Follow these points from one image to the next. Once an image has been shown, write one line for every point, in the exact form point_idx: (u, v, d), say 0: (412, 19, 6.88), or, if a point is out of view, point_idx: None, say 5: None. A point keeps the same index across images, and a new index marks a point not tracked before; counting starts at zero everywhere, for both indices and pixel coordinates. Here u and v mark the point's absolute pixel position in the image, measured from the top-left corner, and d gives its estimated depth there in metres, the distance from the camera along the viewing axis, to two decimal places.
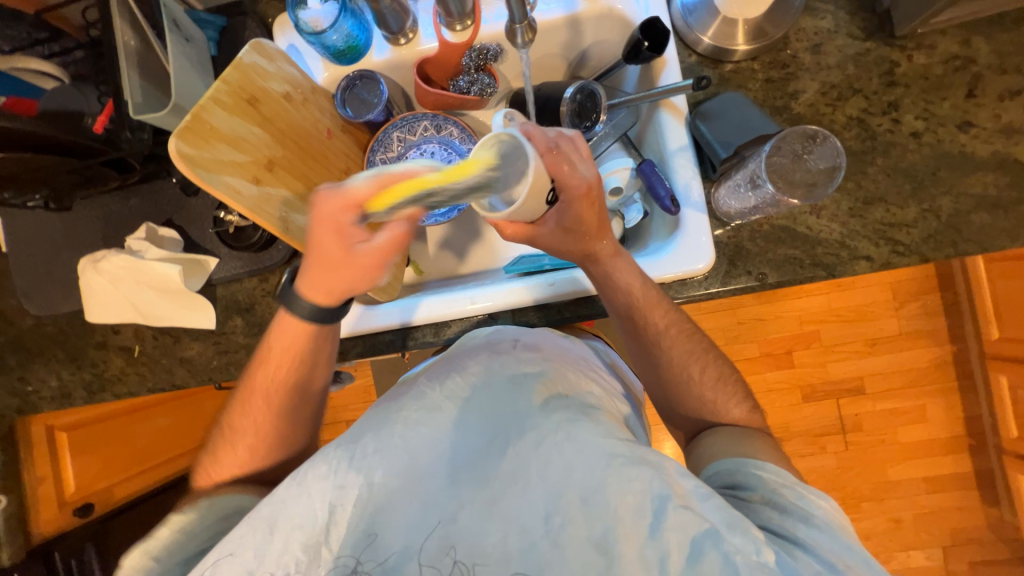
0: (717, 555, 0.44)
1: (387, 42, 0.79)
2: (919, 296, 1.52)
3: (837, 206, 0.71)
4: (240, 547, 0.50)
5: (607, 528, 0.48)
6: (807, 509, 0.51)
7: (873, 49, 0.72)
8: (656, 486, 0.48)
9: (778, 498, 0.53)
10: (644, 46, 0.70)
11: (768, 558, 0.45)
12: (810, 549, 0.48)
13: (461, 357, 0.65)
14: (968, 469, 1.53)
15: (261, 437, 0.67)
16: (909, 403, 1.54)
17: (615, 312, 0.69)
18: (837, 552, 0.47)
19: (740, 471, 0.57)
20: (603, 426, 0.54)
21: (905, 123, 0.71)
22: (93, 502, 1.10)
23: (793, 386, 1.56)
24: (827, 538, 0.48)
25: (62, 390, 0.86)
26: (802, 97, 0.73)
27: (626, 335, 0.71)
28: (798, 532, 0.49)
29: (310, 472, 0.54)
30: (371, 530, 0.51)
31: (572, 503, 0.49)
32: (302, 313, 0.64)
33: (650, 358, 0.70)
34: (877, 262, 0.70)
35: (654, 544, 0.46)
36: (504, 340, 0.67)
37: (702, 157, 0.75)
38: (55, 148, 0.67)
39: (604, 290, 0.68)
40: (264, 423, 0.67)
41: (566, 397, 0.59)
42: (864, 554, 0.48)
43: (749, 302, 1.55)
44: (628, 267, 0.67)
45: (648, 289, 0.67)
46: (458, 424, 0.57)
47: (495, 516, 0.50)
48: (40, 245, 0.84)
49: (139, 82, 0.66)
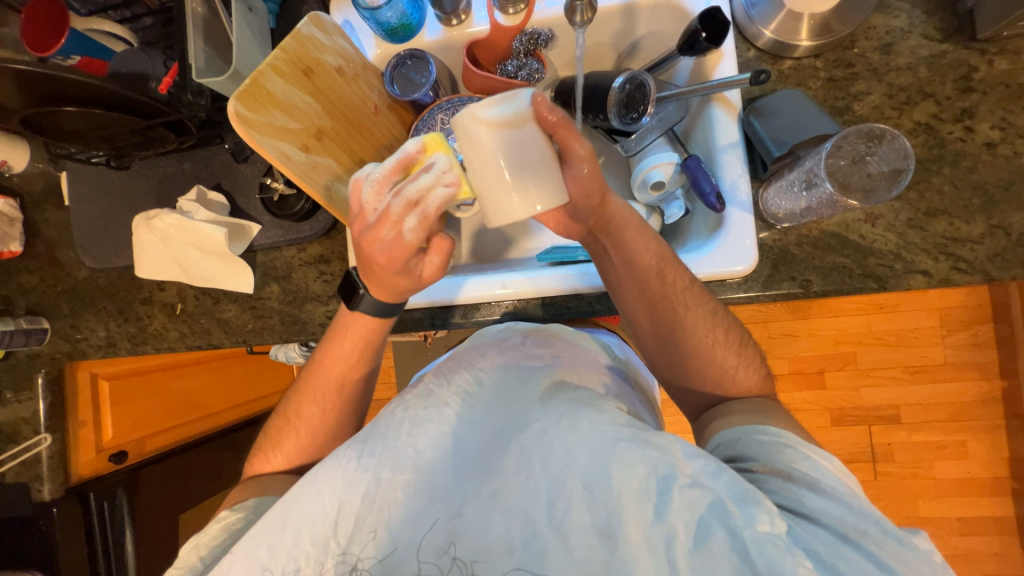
0: (723, 531, 0.44)
1: (439, 23, 0.80)
2: (971, 325, 1.42)
3: (895, 215, 0.67)
4: (256, 547, 0.52)
5: (611, 513, 0.47)
6: (813, 474, 0.49)
7: (950, 52, 0.68)
8: (660, 466, 0.47)
9: (781, 464, 0.50)
10: (701, 37, 0.67)
11: (780, 528, 0.43)
12: (818, 519, 0.45)
13: (471, 354, 0.66)
14: (1009, 514, 1.43)
15: (323, 428, 0.72)
16: (949, 437, 1.45)
17: (624, 281, 0.66)
18: (849, 518, 0.45)
19: (740, 440, 0.54)
20: (607, 414, 0.53)
21: (979, 133, 0.66)
22: (127, 450, 1.13)
23: (822, 408, 1.49)
24: (837, 504, 0.46)
25: (108, 340, 0.90)
26: (867, 99, 0.70)
27: (643, 309, 0.66)
28: (805, 501, 0.46)
29: (323, 470, 0.54)
30: (377, 528, 0.51)
31: (575, 491, 0.48)
32: (366, 310, 0.68)
33: (666, 334, 0.66)
34: (934, 278, 0.66)
35: (659, 527, 0.45)
36: (513, 336, 0.70)
37: (754, 154, 0.72)
38: (124, 107, 0.71)
39: (615, 257, 0.66)
40: (324, 417, 0.72)
41: (570, 390, 0.59)
42: (876, 515, 0.45)
43: (782, 316, 1.49)
44: (641, 232, 0.65)
45: (663, 248, 0.65)
46: (462, 418, 0.57)
47: (498, 507, 0.50)
48: (99, 201, 0.88)
49: (202, 48, 0.69)
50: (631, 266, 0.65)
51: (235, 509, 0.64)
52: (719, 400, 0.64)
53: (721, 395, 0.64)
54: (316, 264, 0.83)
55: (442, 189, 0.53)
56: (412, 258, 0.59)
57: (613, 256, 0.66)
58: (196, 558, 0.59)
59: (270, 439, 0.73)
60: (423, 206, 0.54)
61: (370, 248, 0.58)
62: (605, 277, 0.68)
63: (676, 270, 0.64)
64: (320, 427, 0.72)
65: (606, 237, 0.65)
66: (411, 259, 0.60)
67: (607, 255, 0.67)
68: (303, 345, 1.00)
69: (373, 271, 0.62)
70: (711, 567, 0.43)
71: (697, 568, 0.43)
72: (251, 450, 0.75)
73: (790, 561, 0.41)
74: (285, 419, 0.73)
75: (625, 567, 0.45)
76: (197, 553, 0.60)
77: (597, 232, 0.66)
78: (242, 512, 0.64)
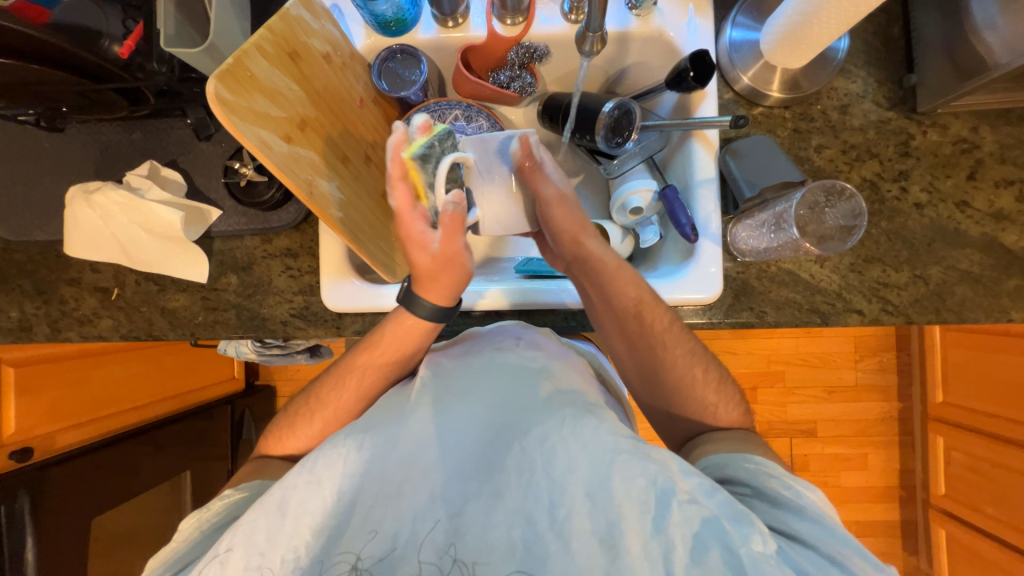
0: (720, 548, 0.45)
1: (435, 22, 0.77)
2: (878, 352, 1.61)
3: (840, 259, 0.75)
4: (247, 538, 0.47)
5: (612, 522, 0.47)
6: (797, 499, 0.53)
7: (893, 119, 0.77)
8: (660, 481, 0.47)
9: (768, 490, 0.54)
10: (689, 75, 0.71)
11: (771, 548, 0.45)
12: (807, 541, 0.49)
13: (465, 350, 0.64)
14: (895, 518, 1.65)
15: (340, 419, 0.68)
16: (854, 450, 1.64)
17: (605, 315, 0.69)
18: (832, 542, 0.48)
19: (729, 465, 0.58)
20: (609, 423, 0.52)
21: (911, 193, 0.76)
22: (33, 447, 1.00)
23: (753, 420, 1.63)
24: (819, 527, 0.50)
25: (22, 323, 0.79)
26: (824, 152, 0.77)
27: (625, 342, 0.69)
28: (792, 524, 0.50)
29: (321, 458, 0.51)
30: (379, 526, 0.49)
31: (576, 498, 0.49)
32: (422, 314, 0.65)
33: (644, 368, 0.70)
34: (867, 317, 0.75)
35: (658, 538, 0.46)
36: (506, 337, 0.65)
37: (726, 192, 0.77)
38: (70, 66, 0.63)
39: (596, 295, 0.69)
40: (346, 408, 0.68)
41: (570, 394, 0.57)
42: (853, 541, 0.49)
43: (725, 335, 1.61)
44: (619, 273, 0.67)
45: (643, 287, 0.67)
46: (462, 416, 0.55)
47: (500, 508, 0.50)
48: (22, 165, 0.77)
49: (173, 14, 0.62)
50: (609, 303, 0.68)
51: (240, 489, 0.60)
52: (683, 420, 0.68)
53: (684, 414, 0.69)
54: (283, 258, 0.78)
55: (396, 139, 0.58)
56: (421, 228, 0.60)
57: (593, 292, 0.69)
58: (200, 531, 0.55)
59: (289, 418, 0.69)
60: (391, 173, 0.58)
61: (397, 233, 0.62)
62: (587, 311, 0.72)
63: (655, 308, 0.67)
64: (336, 417, 0.67)
65: (584, 273, 0.69)
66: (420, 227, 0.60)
67: (588, 293, 0.70)
68: (256, 340, 0.93)
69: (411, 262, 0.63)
70: None
71: None
72: (268, 426, 0.71)
73: None
74: (310, 402, 0.68)
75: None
76: (200, 526, 0.55)
77: (579, 267, 0.70)
78: (247, 491, 0.59)
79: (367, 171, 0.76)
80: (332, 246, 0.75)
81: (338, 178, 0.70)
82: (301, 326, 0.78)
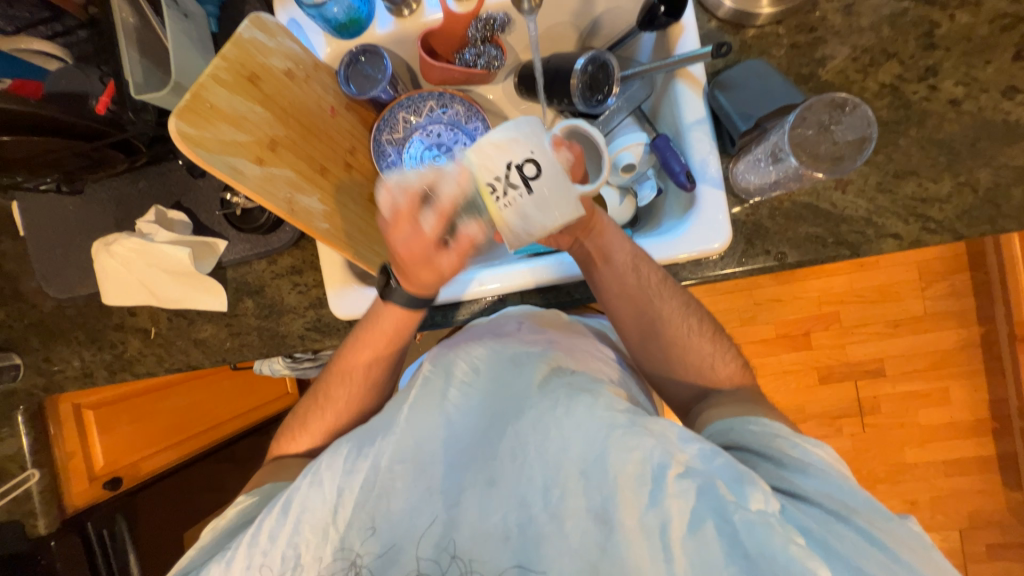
0: (715, 517, 0.43)
1: (389, 14, 0.76)
2: (948, 275, 1.45)
3: (865, 180, 0.67)
4: (258, 535, 0.52)
5: (606, 496, 0.46)
6: (802, 458, 0.49)
7: (911, 9, 0.67)
8: (656, 455, 0.46)
9: (773, 453, 0.50)
10: (660, 11, 0.65)
11: (774, 507, 0.43)
12: (810, 498, 0.46)
13: (464, 340, 0.63)
14: (990, 453, 1.49)
15: (350, 411, 0.72)
16: (930, 385, 1.49)
17: (605, 279, 0.67)
18: (837, 497, 0.45)
19: (733, 430, 0.54)
20: (605, 399, 0.51)
21: (943, 90, 0.66)
22: (121, 476, 1.12)
23: (809, 367, 1.52)
24: (825, 483, 0.47)
25: (84, 369, 0.88)
26: (831, 64, 0.69)
27: (618, 308, 0.68)
28: (798, 484, 0.47)
29: (322, 463, 0.54)
30: (377, 522, 0.51)
31: (570, 477, 0.48)
32: (399, 302, 0.66)
33: (646, 330, 0.67)
34: (906, 240, 0.66)
35: (655, 511, 0.45)
36: (508, 322, 0.65)
37: (721, 130, 0.71)
38: (62, 130, 0.67)
39: (597, 257, 0.67)
40: (350, 399, 0.72)
41: (567, 374, 0.56)
42: (863, 494, 0.46)
43: (764, 283, 1.50)
44: (618, 240, 0.67)
45: (636, 247, 0.67)
46: (460, 409, 0.55)
47: (495, 495, 0.50)
48: (54, 229, 0.85)
49: (138, 61, 0.66)
50: (611, 265, 0.67)
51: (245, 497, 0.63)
52: (703, 380, 0.65)
53: (706, 377, 0.65)
54: (290, 276, 0.82)
55: (453, 187, 0.54)
56: (434, 251, 0.60)
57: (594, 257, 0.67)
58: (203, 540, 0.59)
59: (299, 419, 0.73)
60: (437, 202, 0.56)
61: (391, 246, 0.59)
62: (589, 278, 0.69)
63: (650, 265, 0.66)
64: (347, 409, 0.72)
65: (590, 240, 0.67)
66: (432, 251, 0.60)
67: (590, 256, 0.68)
68: (287, 357, 0.98)
69: (405, 269, 0.62)
70: (704, 553, 0.43)
71: (690, 553, 0.43)
72: (280, 429, 0.75)
73: (782, 539, 0.41)
74: (316, 403, 0.73)
75: (619, 551, 0.45)
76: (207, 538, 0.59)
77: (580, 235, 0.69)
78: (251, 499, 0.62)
79: (349, 179, 0.77)
80: (329, 258, 0.77)
81: (318, 190, 0.71)
82: (317, 338, 0.81)
